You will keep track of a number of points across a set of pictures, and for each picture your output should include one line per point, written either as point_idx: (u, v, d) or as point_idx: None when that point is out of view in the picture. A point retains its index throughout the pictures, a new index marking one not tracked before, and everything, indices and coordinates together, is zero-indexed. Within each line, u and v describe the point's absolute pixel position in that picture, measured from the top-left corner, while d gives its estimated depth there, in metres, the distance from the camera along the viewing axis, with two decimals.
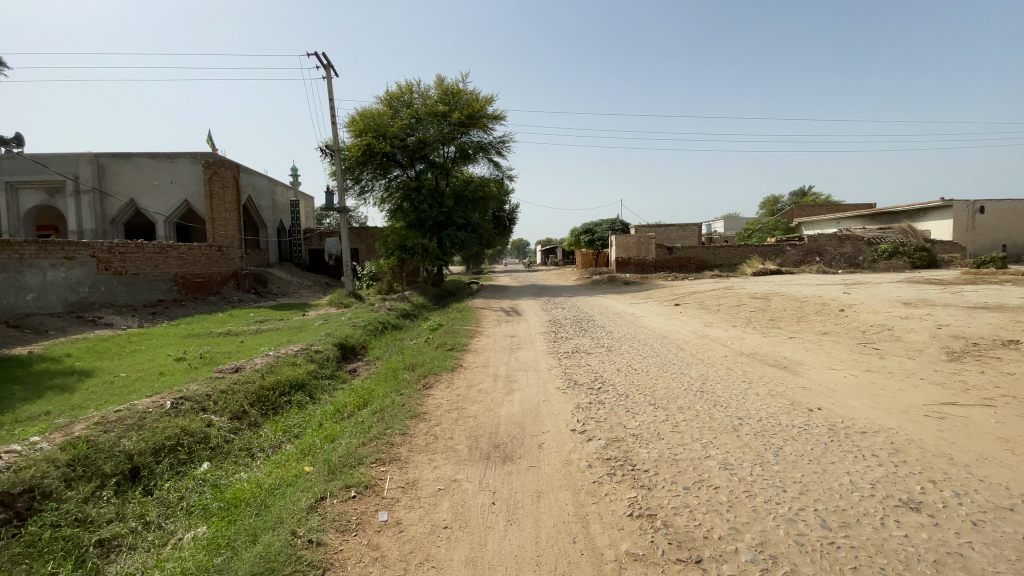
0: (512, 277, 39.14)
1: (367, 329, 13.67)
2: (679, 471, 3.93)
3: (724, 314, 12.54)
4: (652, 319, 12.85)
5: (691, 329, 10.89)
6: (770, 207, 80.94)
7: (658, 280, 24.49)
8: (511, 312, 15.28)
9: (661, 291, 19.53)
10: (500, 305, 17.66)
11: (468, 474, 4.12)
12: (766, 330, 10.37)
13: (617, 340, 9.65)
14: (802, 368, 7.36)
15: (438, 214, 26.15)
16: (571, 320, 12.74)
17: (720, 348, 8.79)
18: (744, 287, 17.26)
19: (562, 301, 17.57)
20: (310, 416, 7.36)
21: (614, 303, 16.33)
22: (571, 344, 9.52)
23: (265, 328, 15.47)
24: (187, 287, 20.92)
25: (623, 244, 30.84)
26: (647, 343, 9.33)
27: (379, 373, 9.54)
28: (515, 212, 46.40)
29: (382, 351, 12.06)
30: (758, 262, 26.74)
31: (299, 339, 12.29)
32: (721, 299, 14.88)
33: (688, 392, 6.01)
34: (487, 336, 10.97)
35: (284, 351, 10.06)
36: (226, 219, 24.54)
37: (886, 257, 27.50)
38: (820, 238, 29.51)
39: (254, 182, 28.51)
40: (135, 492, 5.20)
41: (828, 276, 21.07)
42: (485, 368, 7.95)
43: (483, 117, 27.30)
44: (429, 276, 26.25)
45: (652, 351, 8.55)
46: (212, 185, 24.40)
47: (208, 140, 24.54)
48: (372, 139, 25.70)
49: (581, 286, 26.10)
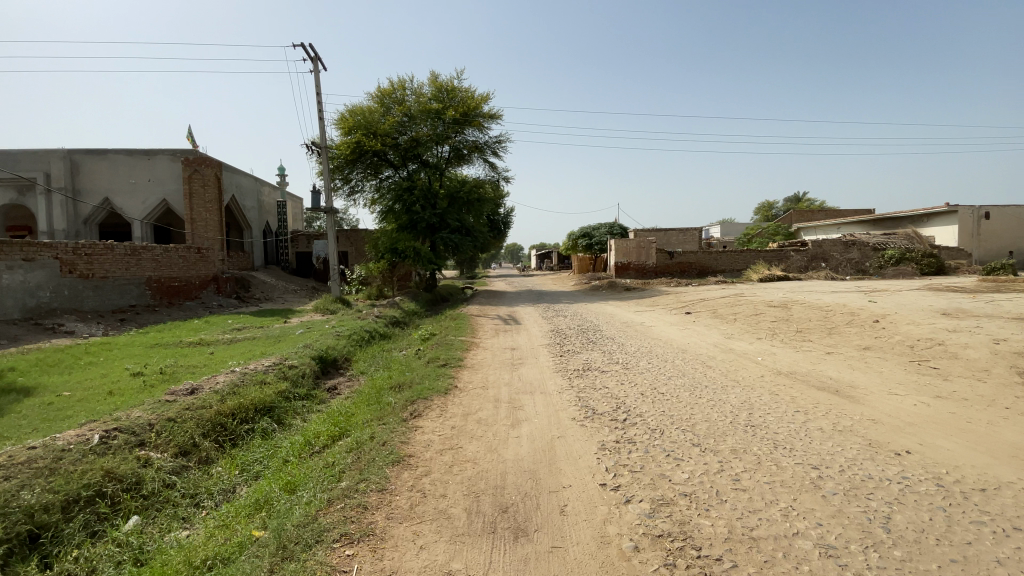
0: (508, 282, 37.99)
1: (352, 339, 12.47)
2: (766, 565, 2.80)
3: (744, 325, 11.45)
4: (664, 328, 11.80)
5: (712, 342, 9.81)
6: (765, 212, 80.44)
7: (660, 287, 23.44)
8: (510, 321, 14.12)
9: (666, 297, 18.47)
10: (497, 312, 16.50)
11: (467, 560, 2.96)
12: (798, 344, 9.29)
13: (633, 355, 8.51)
14: (859, 393, 6.26)
15: (432, 216, 24.98)
16: (576, 330, 11.64)
17: (753, 366, 7.67)
18: (757, 295, 16.22)
19: (563, 309, 16.43)
20: (274, 450, 6.15)
21: (620, 311, 15.22)
22: (581, 359, 8.37)
23: (241, 338, 14.21)
24: (161, 291, 19.56)
25: (622, 248, 29.13)
26: (668, 359, 8.20)
27: (361, 392, 8.34)
28: (510, 216, 45.26)
29: (367, 364, 10.86)
30: (763, 267, 25.78)
31: (275, 350, 11.06)
32: (736, 307, 13.83)
33: (737, 429, 4.88)
34: (485, 349, 9.81)
35: (254, 366, 8.83)
36: (206, 220, 23.22)
37: (894, 263, 26.66)
38: (825, 243, 28.64)
39: (238, 181, 27.20)
40: (31, 564, 3.97)
41: (840, 282, 20.11)
42: (485, 390, 6.79)
43: (478, 116, 26.16)
44: (422, 281, 25.06)
45: (677, 370, 7.43)
46: (192, 184, 23.09)
47: (189, 136, 23.24)
48: (363, 136, 24.41)
49: (580, 292, 24.99)
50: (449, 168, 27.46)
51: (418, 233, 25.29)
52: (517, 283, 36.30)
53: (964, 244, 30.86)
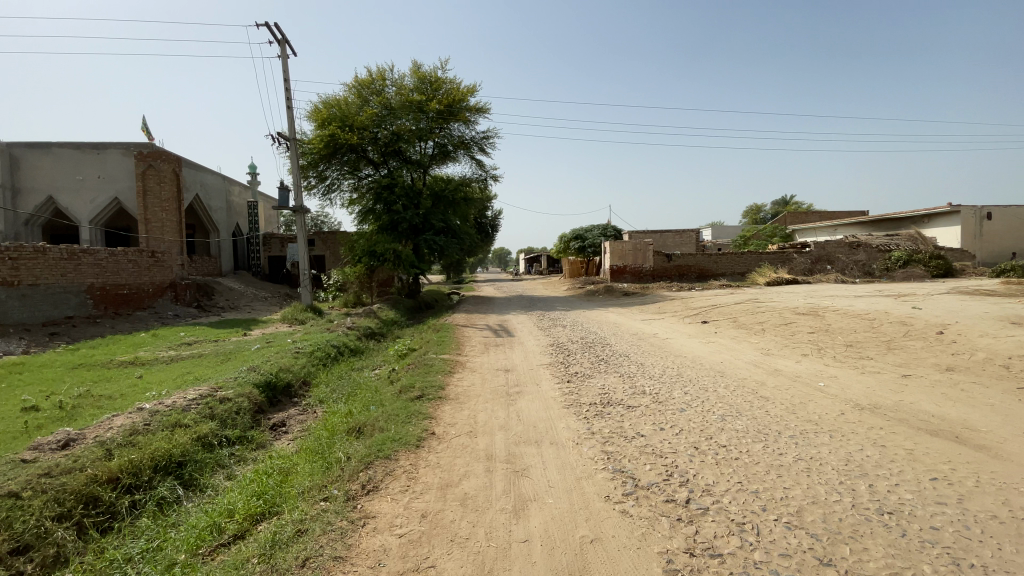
0: (496, 287, 36.07)
1: (313, 357, 10.48)
2: None
3: (777, 338, 9.71)
4: (684, 341, 10.04)
5: (749, 360, 8.05)
6: (754, 215, 79.67)
7: (659, 292, 21.74)
8: (500, 332, 12.24)
9: (671, 303, 16.77)
10: (486, 322, 14.65)
11: None
12: (857, 363, 7.56)
13: (663, 381, 6.68)
14: (992, 443, 4.52)
15: (415, 216, 23.04)
16: (581, 345, 9.82)
17: (824, 398, 5.89)
18: (776, 301, 14.59)
19: (559, 318, 14.57)
20: (163, 540, 4.22)
21: (625, 320, 13.45)
22: (596, 387, 6.57)
23: (186, 356, 12.15)
24: (106, 300, 17.36)
25: (618, 251, 27.93)
26: (708, 387, 6.40)
27: (310, 436, 6.44)
28: (497, 219, 43.34)
29: (328, 390, 8.90)
30: (769, 270, 24.24)
31: (215, 373, 9.07)
32: (758, 316, 12.11)
33: (874, 529, 3.09)
34: (472, 372, 7.90)
35: (172, 399, 6.83)
36: (162, 220, 21.00)
37: (901, 264, 25.37)
38: (829, 244, 27.29)
39: (202, 179, 24.98)
40: None
41: (856, 286, 18.61)
42: (473, 438, 4.94)
43: (464, 109, 24.27)
44: (404, 286, 23.07)
45: (727, 405, 5.64)
46: (147, 180, 20.88)
47: (144, 128, 21.07)
48: (337, 129, 22.19)
49: (574, 298, 23.18)
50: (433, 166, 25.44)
51: (400, 235, 23.26)
52: (506, 288, 34.41)
53: (969, 245, 29.70)
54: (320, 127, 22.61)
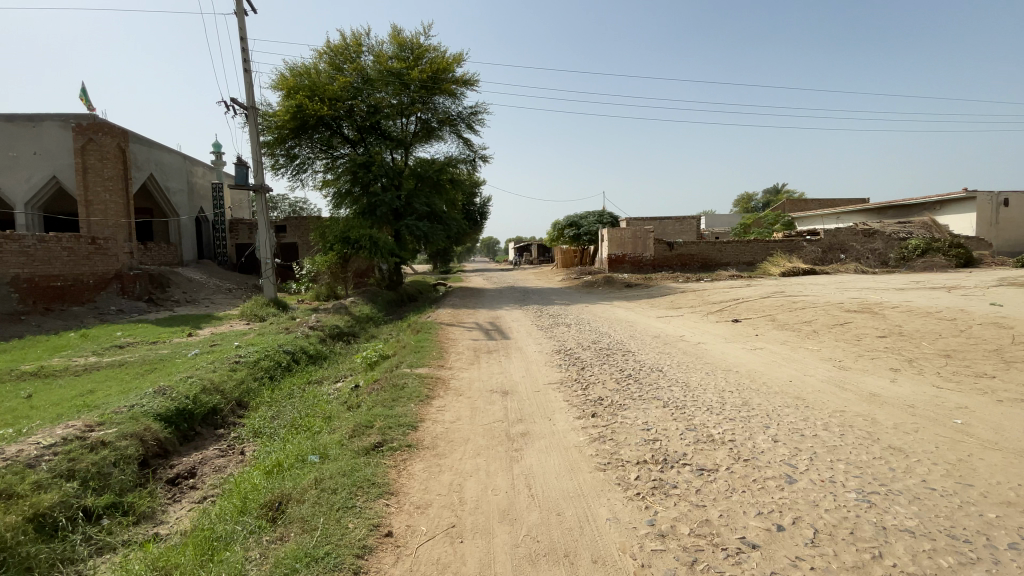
0: (485, 278, 33.99)
1: (256, 368, 8.32)
2: None
3: (841, 343, 7.78)
4: (723, 347, 8.05)
5: (827, 379, 6.07)
6: (744, 204, 78.14)
7: (665, 283, 19.74)
8: (493, 334, 10.17)
9: (684, 297, 14.76)
10: (474, 319, 12.57)
11: None
12: (976, 385, 5.64)
13: (733, 419, 4.67)
14: None
15: (395, 199, 20.84)
16: (596, 353, 7.78)
17: (986, 453, 3.93)
18: (808, 295, 12.69)
19: (560, 314, 12.56)
20: None
21: (639, 317, 11.47)
22: (638, 427, 4.56)
23: (108, 363, 9.92)
24: (34, 293, 14.98)
25: (616, 238, 25.82)
26: (802, 430, 4.39)
27: (215, 505, 4.33)
28: (486, 205, 41.00)
29: (268, 417, 6.79)
30: (781, 258, 22.43)
31: (120, 392, 6.90)
32: (799, 313, 10.18)
33: None
34: (458, 395, 5.81)
35: (15, 446, 4.64)
36: (106, 202, 18.50)
37: (918, 253, 23.69)
38: (842, 232, 25.49)
39: (158, 156, 22.42)
40: None
41: (884, 276, 16.81)
42: (458, 548, 2.88)
43: (450, 81, 21.85)
44: (385, 277, 20.97)
45: (857, 475, 3.62)
46: (87, 156, 18.33)
47: (82, 96, 18.68)
48: (305, 99, 19.68)
49: (570, 289, 21.14)
50: (415, 145, 22.97)
51: (379, 220, 21.03)
52: (497, 279, 32.29)
53: (984, 233, 28.15)
54: (287, 98, 20.06)
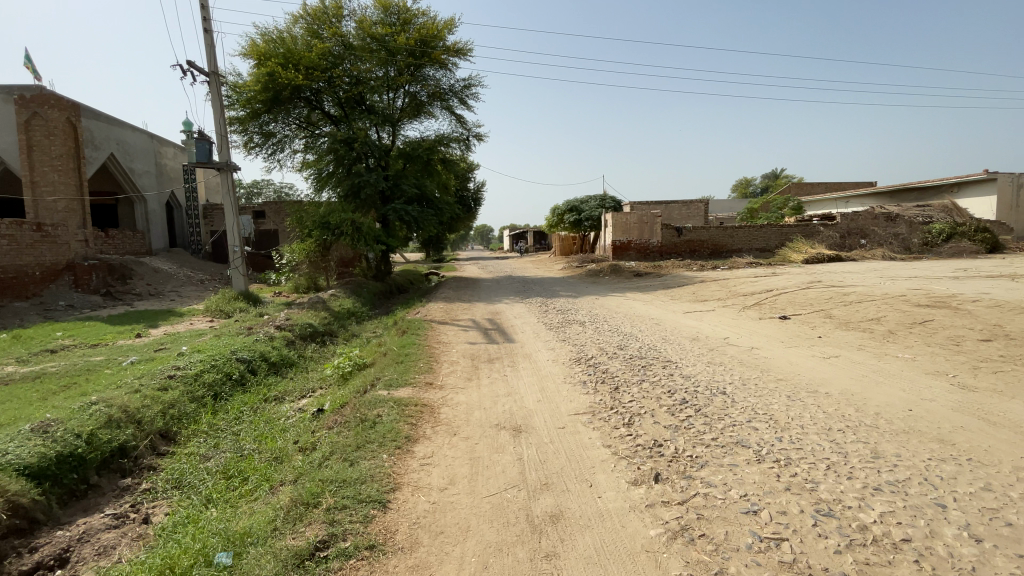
0: (480, 266, 32.22)
1: (196, 386, 6.60)
2: None
3: (937, 350, 6.17)
4: (788, 354, 6.37)
5: (961, 408, 4.42)
6: (742, 188, 76.23)
7: (678, 271, 18.01)
8: (493, 335, 8.47)
9: (706, 287, 13.08)
10: (469, 315, 10.89)
11: None
12: None
13: (880, 495, 3.02)
14: None
15: (381, 180, 19.01)
16: (627, 363, 6.09)
17: None
18: (853, 284, 11.06)
19: (570, 309, 10.87)
20: None
21: (663, 313, 9.81)
22: (736, 506, 2.90)
23: (22, 374, 8.12)
24: None
25: (621, 224, 23.98)
26: (1002, 517, 2.76)
27: None
28: (480, 190, 38.98)
29: (196, 462, 5.09)
30: (800, 244, 20.76)
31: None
32: (859, 308, 8.53)
33: None
34: (452, 436, 4.12)
35: None
36: (56, 184, 16.58)
37: (944, 238, 22.23)
38: (860, 215, 23.83)
39: (118, 134, 20.45)
40: None
41: (923, 264, 15.21)
42: None
43: (441, 49, 19.83)
44: (371, 266, 19.19)
45: None
46: (32, 132, 16.38)
47: (25, 63, 16.65)
48: (277, 67, 17.65)
49: (573, 279, 19.40)
50: (403, 122, 21.05)
51: (364, 203, 19.20)
52: (493, 267, 30.52)
53: (1007, 216, 26.62)
54: (258, 66, 18.04)
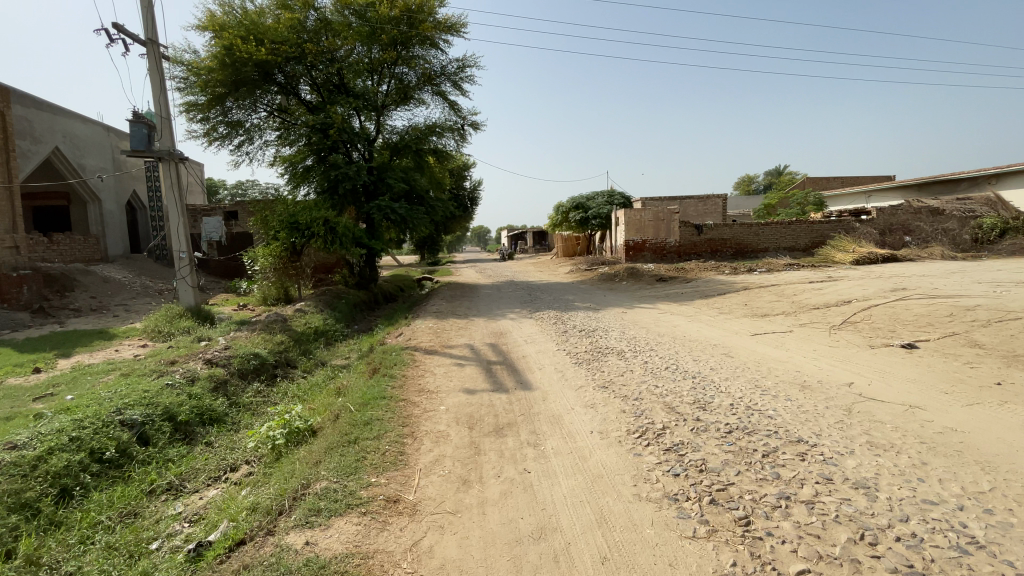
0: (479, 270, 29.70)
1: (21, 482, 4.07)
2: None
3: None
4: (993, 426, 3.84)
5: None
6: (746, 186, 73.75)
7: (708, 275, 15.55)
8: (500, 376, 5.97)
9: (757, 297, 10.58)
10: (465, 338, 8.39)
11: None
12: None
13: None
14: None
15: (363, 173, 16.51)
16: (734, 447, 3.60)
17: None
18: (962, 292, 8.59)
19: (597, 329, 8.37)
20: None
21: (724, 337, 7.34)
22: None
23: None
24: None
25: (635, 222, 21.58)
26: None
27: None
28: (478, 188, 36.52)
29: None
30: (842, 242, 18.28)
31: None
32: (1014, 331, 6.04)
33: None
34: None
35: None
36: None
37: (1000, 234, 19.73)
38: (902, 208, 21.33)
39: (65, 125, 17.92)
40: None
41: (1006, 264, 12.74)
42: None
43: (431, 22, 17.28)
44: (352, 273, 16.63)
45: None
46: None
47: None
48: (237, 40, 15.18)
49: (585, 285, 16.92)
50: (390, 110, 18.56)
51: (343, 200, 16.69)
52: (493, 271, 28.00)
53: None
54: (217, 41, 15.56)
